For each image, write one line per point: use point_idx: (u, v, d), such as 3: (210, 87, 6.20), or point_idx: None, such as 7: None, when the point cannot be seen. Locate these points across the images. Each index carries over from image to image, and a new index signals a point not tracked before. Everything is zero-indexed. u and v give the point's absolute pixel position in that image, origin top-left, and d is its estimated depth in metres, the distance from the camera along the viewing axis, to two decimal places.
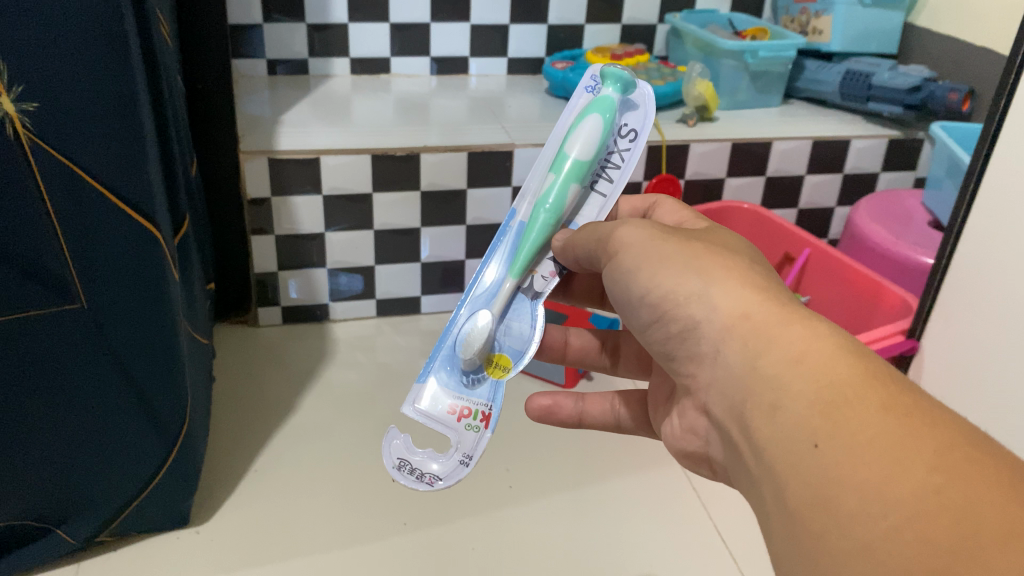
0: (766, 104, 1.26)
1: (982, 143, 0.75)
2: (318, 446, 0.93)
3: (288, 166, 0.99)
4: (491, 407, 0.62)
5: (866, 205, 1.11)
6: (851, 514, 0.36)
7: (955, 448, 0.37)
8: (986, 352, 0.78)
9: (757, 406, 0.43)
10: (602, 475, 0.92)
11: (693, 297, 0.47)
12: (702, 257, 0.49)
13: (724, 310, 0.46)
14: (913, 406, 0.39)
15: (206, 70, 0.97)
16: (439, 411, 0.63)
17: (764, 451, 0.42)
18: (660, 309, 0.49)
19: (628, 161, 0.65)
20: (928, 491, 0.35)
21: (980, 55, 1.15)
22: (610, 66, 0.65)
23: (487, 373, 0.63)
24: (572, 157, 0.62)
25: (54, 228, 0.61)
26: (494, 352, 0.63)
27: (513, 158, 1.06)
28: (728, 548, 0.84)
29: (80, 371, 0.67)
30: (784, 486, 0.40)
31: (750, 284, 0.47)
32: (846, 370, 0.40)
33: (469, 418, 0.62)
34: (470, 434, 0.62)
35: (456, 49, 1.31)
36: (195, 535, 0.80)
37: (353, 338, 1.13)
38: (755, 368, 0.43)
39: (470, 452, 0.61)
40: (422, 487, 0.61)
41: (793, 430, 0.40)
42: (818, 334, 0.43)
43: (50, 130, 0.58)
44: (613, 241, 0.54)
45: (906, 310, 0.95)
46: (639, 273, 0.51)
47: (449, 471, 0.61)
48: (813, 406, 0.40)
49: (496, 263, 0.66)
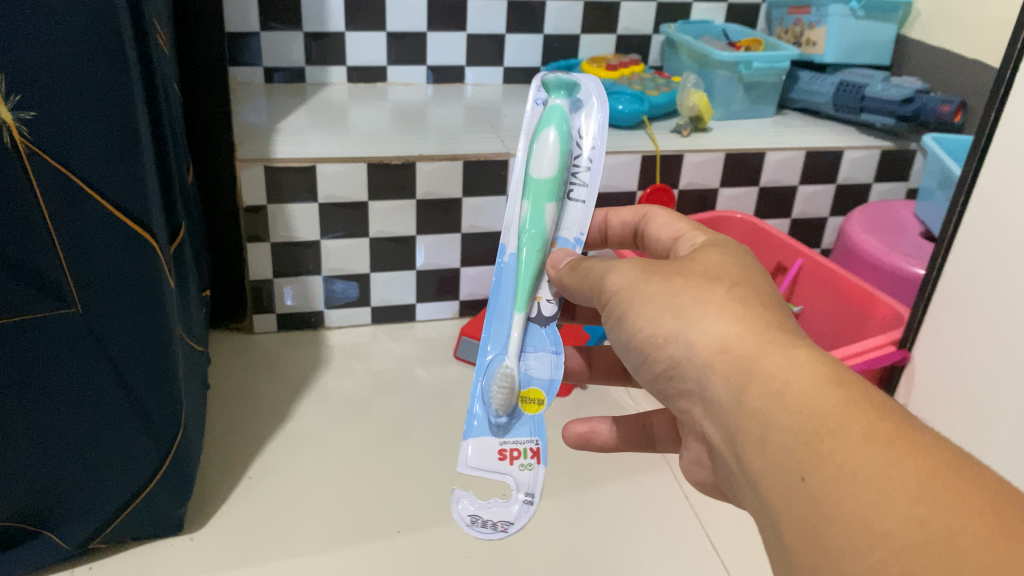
0: (759, 115, 1.27)
1: (973, 154, 0.76)
2: (313, 453, 0.93)
3: (284, 174, 1.00)
4: (539, 442, 0.62)
5: (859, 216, 1.12)
6: (841, 548, 0.37)
7: (939, 476, 0.37)
8: (976, 363, 0.79)
9: (747, 438, 0.43)
10: (594, 480, 0.93)
11: (671, 339, 0.49)
12: (681, 294, 0.50)
13: (702, 349, 0.47)
14: (895, 433, 0.39)
15: (202, 77, 0.97)
16: (490, 460, 0.62)
17: (758, 483, 0.43)
18: (645, 353, 0.51)
19: (596, 159, 0.67)
20: (912, 524, 0.35)
21: (970, 66, 1.16)
22: (548, 81, 0.69)
23: (524, 410, 0.63)
24: (539, 177, 0.65)
25: (50, 234, 0.62)
26: (525, 388, 0.63)
27: (508, 168, 1.06)
28: (719, 554, 0.84)
29: (73, 377, 0.68)
30: (780, 519, 0.41)
31: (737, 310, 0.48)
32: (828, 399, 0.41)
33: (520, 458, 0.62)
34: (525, 473, 0.62)
35: (452, 58, 1.32)
36: (188, 542, 0.80)
37: (348, 345, 1.13)
38: (741, 402, 0.44)
39: (532, 489, 0.62)
40: (498, 536, 0.62)
41: (781, 465, 0.41)
42: (802, 362, 0.43)
43: (48, 139, 0.59)
44: (603, 288, 0.55)
45: (897, 320, 0.95)
46: (628, 313, 0.52)
47: (517, 514, 0.62)
48: (800, 438, 0.40)
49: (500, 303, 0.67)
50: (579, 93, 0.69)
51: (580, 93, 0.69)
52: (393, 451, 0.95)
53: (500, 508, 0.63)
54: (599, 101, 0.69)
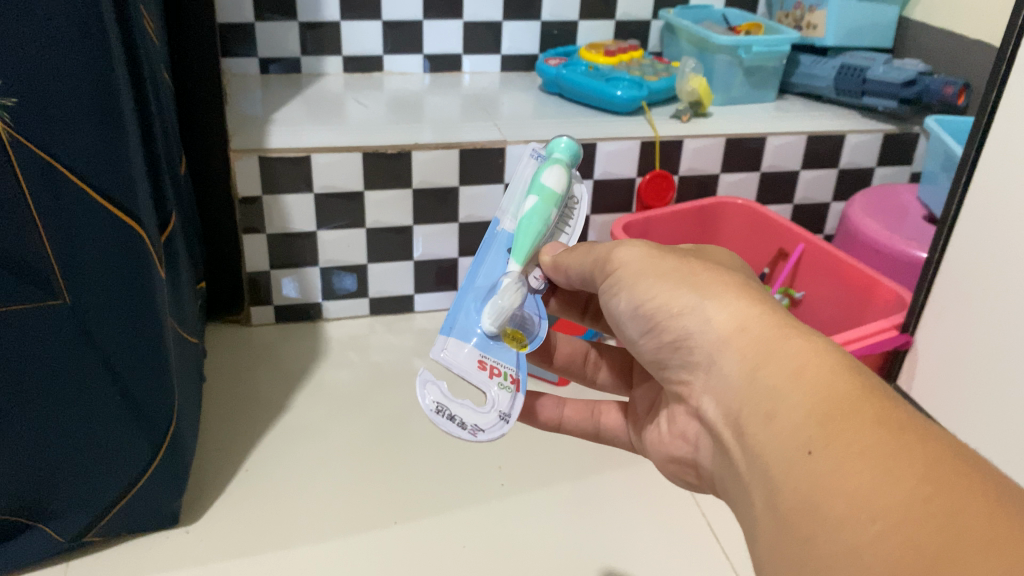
0: (760, 100, 1.25)
1: (974, 134, 0.74)
2: (311, 445, 0.93)
3: (278, 164, 0.99)
4: (520, 370, 0.61)
5: (861, 200, 1.10)
6: (839, 518, 0.36)
7: (946, 459, 0.36)
8: (978, 347, 0.77)
9: (754, 414, 0.42)
10: (593, 469, 0.92)
11: (686, 311, 0.47)
12: (699, 273, 0.49)
13: (720, 325, 0.46)
14: (907, 419, 0.38)
15: (196, 67, 0.97)
16: (470, 364, 0.62)
17: (760, 458, 0.41)
18: (654, 321, 0.50)
19: (580, 216, 0.67)
20: (915, 499, 0.34)
21: (974, 46, 1.15)
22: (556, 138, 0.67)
23: (506, 343, 0.61)
24: (548, 184, 0.63)
25: (34, 222, 0.61)
26: (511, 325, 0.61)
27: (505, 155, 1.05)
28: (719, 544, 0.83)
29: (64, 368, 0.67)
30: (777, 490, 0.40)
31: (747, 296, 0.47)
32: (842, 382, 0.40)
33: (500, 377, 0.61)
34: (503, 393, 0.61)
35: (449, 46, 1.31)
36: (184, 535, 0.80)
37: (346, 337, 1.13)
38: (753, 376, 0.43)
39: (507, 409, 0.61)
40: (464, 438, 0.60)
41: (788, 438, 0.40)
42: (818, 348, 0.42)
43: (31, 126, 0.58)
44: (610, 260, 0.54)
45: (900, 304, 0.94)
46: (635, 287, 0.51)
47: (489, 424, 0.60)
48: (810, 415, 0.39)
49: (489, 265, 0.65)
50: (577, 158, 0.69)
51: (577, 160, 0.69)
52: (391, 443, 0.94)
53: (473, 412, 0.61)
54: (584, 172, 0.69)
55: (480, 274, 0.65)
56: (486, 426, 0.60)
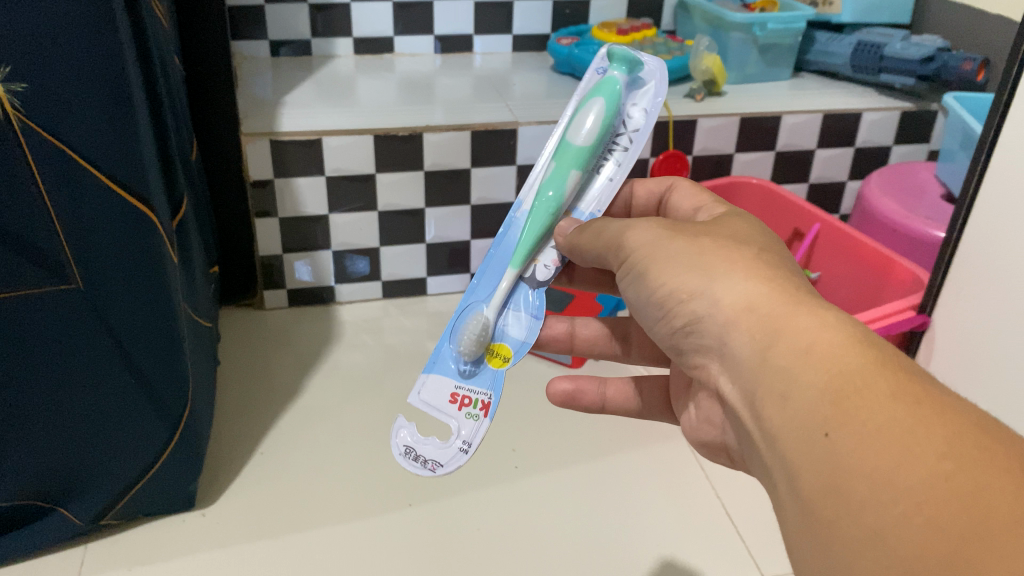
0: (776, 78, 1.24)
1: (994, 110, 0.73)
2: (325, 427, 0.93)
3: (290, 148, 0.98)
4: (491, 396, 0.61)
5: (877, 178, 1.09)
6: (862, 500, 0.35)
7: (966, 436, 0.35)
8: (996, 324, 0.77)
9: (768, 394, 0.42)
10: (608, 450, 0.91)
11: (693, 294, 0.47)
12: (707, 253, 0.48)
13: (727, 305, 0.45)
14: (924, 393, 0.37)
15: (205, 50, 0.96)
16: (441, 398, 0.62)
17: (776, 439, 0.41)
18: (665, 306, 0.49)
19: (636, 141, 0.66)
20: (938, 479, 0.34)
21: (994, 21, 1.12)
22: (614, 51, 0.66)
23: (489, 364, 0.63)
24: (573, 141, 0.63)
25: (46, 206, 0.61)
26: (495, 340, 0.63)
27: (517, 137, 1.04)
28: (734, 525, 0.83)
29: (78, 352, 0.67)
30: (797, 473, 0.39)
31: (755, 274, 0.46)
32: (855, 359, 0.39)
33: (468, 406, 0.61)
34: (469, 421, 0.61)
35: (460, 27, 1.30)
36: (200, 518, 0.81)
37: (359, 319, 1.13)
38: (763, 357, 0.42)
39: (470, 439, 0.60)
40: (425, 474, 0.60)
41: (803, 419, 0.39)
42: (828, 322, 0.42)
43: (40, 111, 0.58)
44: (622, 244, 0.54)
45: (917, 285, 0.93)
46: (647, 272, 0.51)
47: (448, 458, 0.60)
48: (823, 395, 0.39)
49: (502, 255, 0.66)
50: (643, 70, 0.67)
51: (644, 70, 0.67)
52: None
53: (435, 449, 0.61)
54: (658, 84, 0.67)
55: (490, 268, 0.66)
56: (447, 461, 0.60)
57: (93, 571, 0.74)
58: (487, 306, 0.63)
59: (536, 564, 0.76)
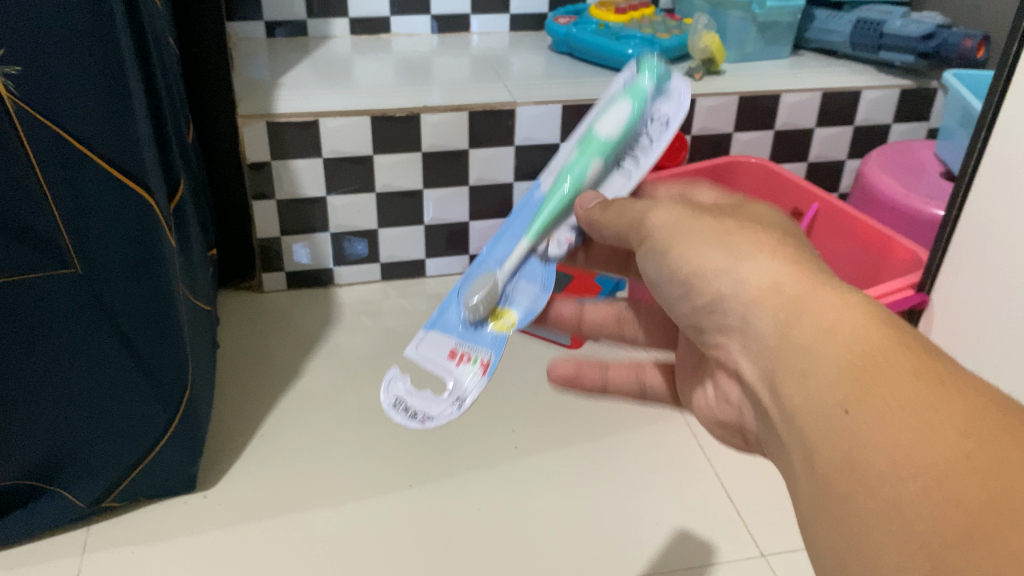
0: (775, 56, 1.23)
1: (994, 87, 0.72)
2: (326, 410, 0.93)
3: (287, 130, 0.98)
4: (490, 355, 0.59)
5: (877, 156, 1.09)
6: (881, 474, 0.36)
7: (985, 415, 0.35)
8: (995, 304, 0.77)
9: (786, 371, 0.41)
10: (608, 431, 0.92)
11: (717, 271, 0.46)
12: (731, 231, 0.48)
13: (753, 283, 0.44)
14: (946, 373, 0.37)
15: (201, 32, 0.95)
16: (438, 354, 0.61)
17: (793, 416, 0.41)
18: (686, 283, 0.49)
19: (658, 145, 0.65)
20: (959, 456, 0.34)
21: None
22: (645, 62, 0.68)
23: (491, 325, 0.61)
24: (597, 134, 0.64)
25: (43, 190, 0.61)
26: (501, 305, 0.62)
27: (515, 117, 1.04)
28: (733, 504, 0.83)
29: (77, 335, 0.67)
30: (813, 448, 0.39)
31: (777, 252, 0.46)
32: (879, 339, 0.39)
33: (467, 362, 0.60)
34: (465, 378, 0.59)
35: (457, 6, 1.29)
36: (202, 500, 0.81)
37: (358, 302, 1.13)
38: (782, 334, 0.42)
39: (464, 395, 0.58)
40: (413, 425, 0.57)
41: (823, 395, 0.39)
42: (852, 301, 0.41)
43: (35, 95, 0.57)
44: (643, 223, 0.53)
45: (915, 263, 0.92)
46: (668, 248, 0.50)
47: (440, 410, 0.57)
48: (845, 370, 0.38)
49: (516, 233, 0.66)
50: (671, 82, 0.67)
51: (672, 83, 0.67)
52: None
53: (427, 402, 0.59)
54: (684, 96, 0.66)
55: (501, 243, 0.66)
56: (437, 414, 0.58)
57: (95, 553, 0.75)
58: (498, 270, 0.63)
59: (535, 544, 0.77)
